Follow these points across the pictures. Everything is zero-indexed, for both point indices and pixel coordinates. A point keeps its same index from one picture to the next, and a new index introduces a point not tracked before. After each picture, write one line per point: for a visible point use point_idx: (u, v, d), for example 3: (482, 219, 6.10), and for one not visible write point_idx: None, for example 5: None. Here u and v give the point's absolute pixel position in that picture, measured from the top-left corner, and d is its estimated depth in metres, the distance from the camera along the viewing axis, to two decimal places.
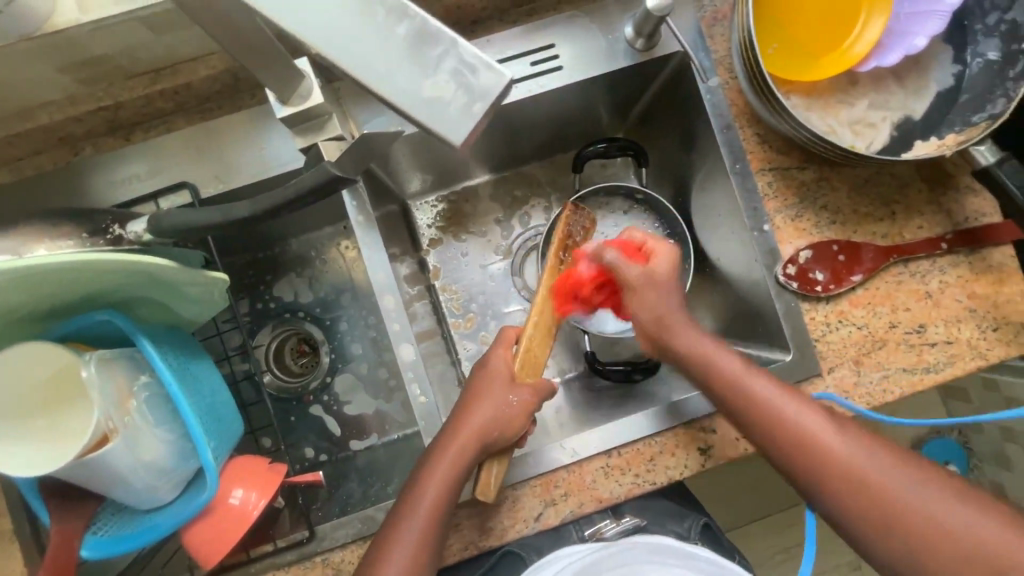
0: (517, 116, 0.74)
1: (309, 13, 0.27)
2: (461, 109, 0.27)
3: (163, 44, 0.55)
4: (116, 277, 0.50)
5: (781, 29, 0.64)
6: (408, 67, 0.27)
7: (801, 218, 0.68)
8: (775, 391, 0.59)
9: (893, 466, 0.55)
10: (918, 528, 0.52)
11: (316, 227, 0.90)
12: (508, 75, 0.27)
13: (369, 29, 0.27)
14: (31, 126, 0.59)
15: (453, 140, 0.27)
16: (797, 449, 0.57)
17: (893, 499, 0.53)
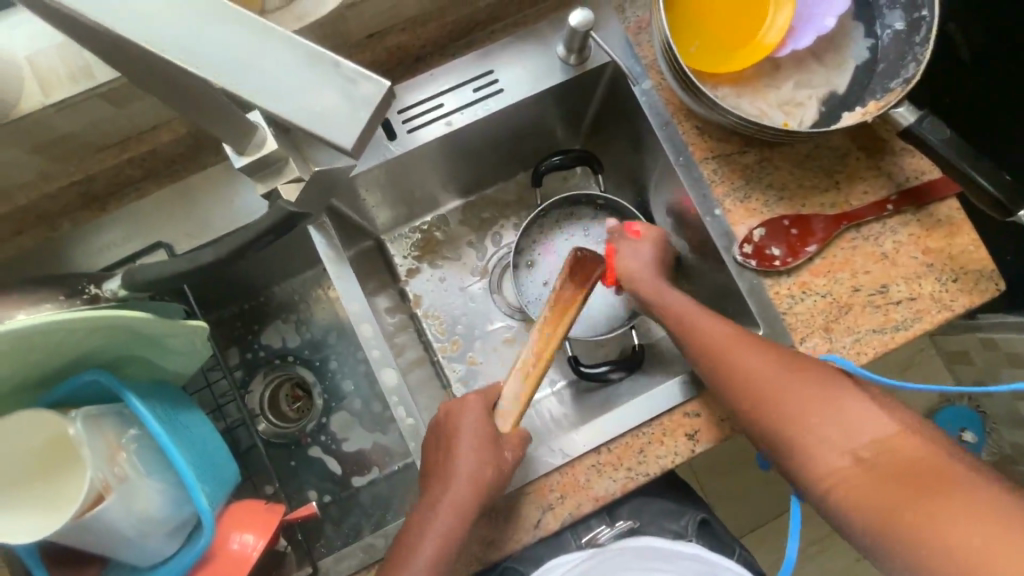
0: (471, 141, 0.78)
1: (204, 47, 0.30)
2: (349, 118, 0.30)
3: (124, 116, 0.59)
4: (100, 335, 0.52)
5: (703, 24, 0.69)
6: (295, 85, 0.30)
7: (750, 199, 0.71)
8: (713, 323, 0.64)
9: (804, 375, 0.58)
10: (824, 437, 0.56)
11: (298, 272, 0.93)
12: (387, 82, 0.31)
13: (260, 57, 0.30)
14: (9, 208, 0.62)
15: (345, 145, 0.31)
16: (717, 364, 0.62)
17: (798, 409, 0.57)
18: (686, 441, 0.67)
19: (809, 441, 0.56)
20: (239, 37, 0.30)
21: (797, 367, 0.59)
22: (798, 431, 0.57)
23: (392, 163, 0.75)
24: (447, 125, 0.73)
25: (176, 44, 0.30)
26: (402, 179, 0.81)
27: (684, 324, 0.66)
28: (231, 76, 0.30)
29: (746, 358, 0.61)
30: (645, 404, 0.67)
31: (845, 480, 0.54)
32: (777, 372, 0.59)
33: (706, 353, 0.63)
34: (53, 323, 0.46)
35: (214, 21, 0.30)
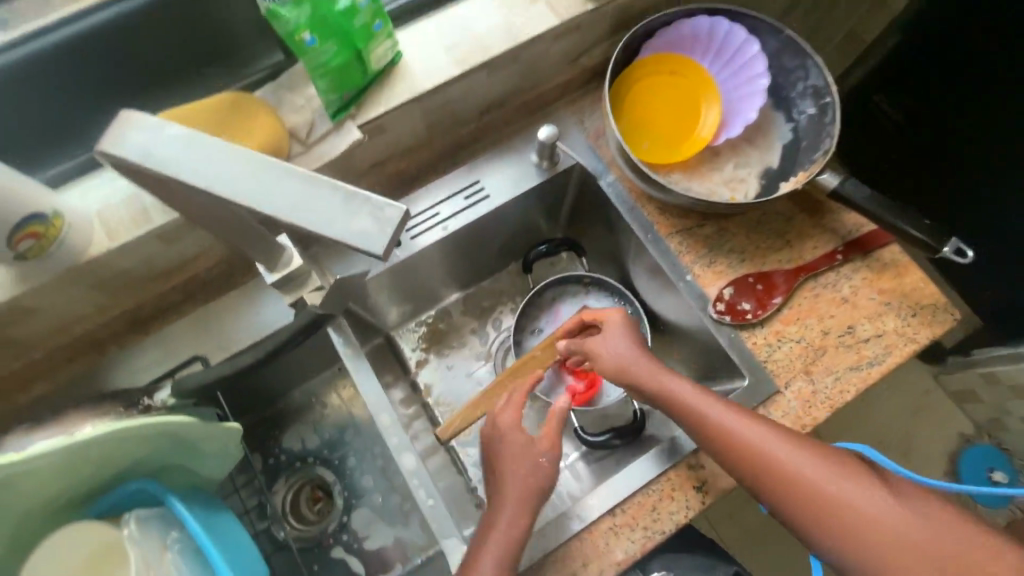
0: (466, 240, 0.89)
1: (266, 190, 0.37)
2: (378, 232, 0.37)
3: (170, 252, 0.69)
4: (150, 442, 0.58)
5: (651, 127, 0.82)
6: (333, 213, 0.37)
7: (715, 263, 0.80)
8: (756, 432, 0.62)
9: (862, 487, 0.58)
10: (896, 555, 0.55)
11: (314, 374, 0.99)
12: (404, 206, 0.38)
13: (308, 195, 0.37)
14: (66, 339, 0.70)
15: (376, 251, 0.36)
16: (771, 479, 0.60)
17: (866, 529, 0.57)
18: (695, 494, 0.70)
19: (883, 560, 0.55)
20: (291, 182, 0.37)
21: (851, 482, 0.59)
22: (863, 552, 0.56)
23: (399, 266, 0.84)
24: (444, 229, 0.84)
25: (244, 189, 0.37)
26: (408, 279, 0.90)
27: (720, 430, 0.63)
28: (289, 214, 0.37)
29: (803, 471, 0.59)
30: (652, 462, 0.70)
31: None
32: (833, 487, 0.58)
33: (756, 467, 0.61)
34: (112, 431, 0.53)
35: (271, 174, 0.37)
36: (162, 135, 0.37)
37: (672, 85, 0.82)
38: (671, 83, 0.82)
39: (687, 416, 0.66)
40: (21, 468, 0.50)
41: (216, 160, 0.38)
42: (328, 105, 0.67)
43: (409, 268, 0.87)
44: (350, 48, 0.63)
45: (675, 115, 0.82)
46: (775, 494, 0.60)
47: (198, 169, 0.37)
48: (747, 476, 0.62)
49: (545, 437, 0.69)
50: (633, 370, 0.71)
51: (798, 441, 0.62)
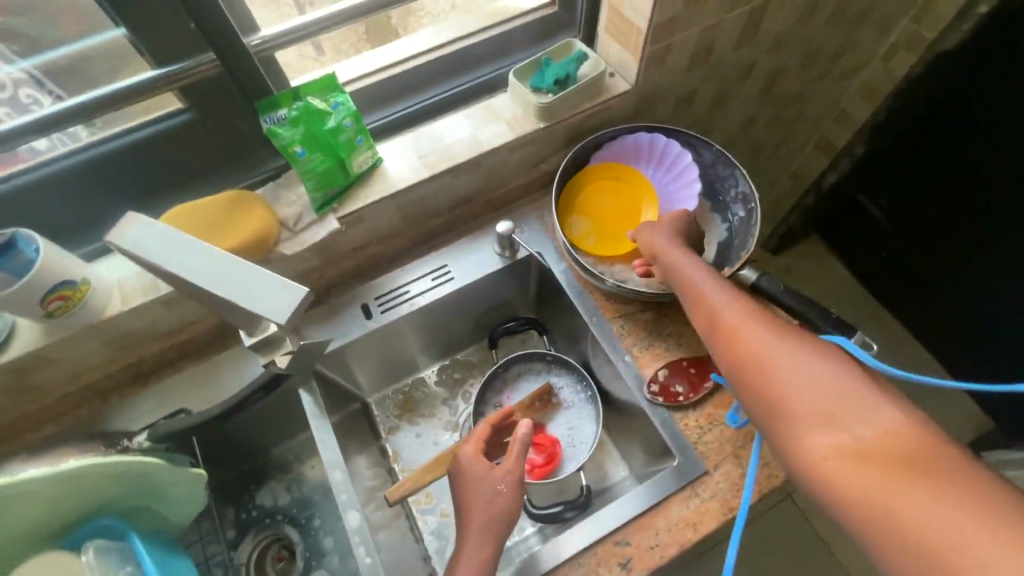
0: (436, 317, 1.00)
1: (208, 269, 0.47)
2: (285, 305, 0.47)
3: (173, 316, 0.81)
4: (121, 481, 0.68)
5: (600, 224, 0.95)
6: (258, 290, 0.47)
7: (654, 345, 0.87)
8: (724, 296, 0.67)
9: (809, 357, 0.57)
10: (806, 413, 0.54)
11: (294, 433, 1.07)
12: (307, 288, 0.48)
13: (241, 276, 0.48)
14: (76, 386, 0.82)
15: (280, 320, 0.46)
16: (720, 327, 0.64)
17: (785, 384, 0.56)
18: (619, 570, 0.72)
19: (794, 415, 0.55)
20: (230, 265, 0.48)
21: (794, 350, 0.58)
22: (783, 415, 0.55)
23: (373, 337, 0.95)
24: (413, 305, 0.95)
25: (192, 268, 0.47)
26: (383, 349, 1.00)
27: (694, 291, 0.70)
28: (224, 290, 0.47)
29: (752, 329, 0.62)
30: (579, 534, 0.74)
31: (824, 455, 0.51)
32: (773, 348, 0.59)
33: (711, 320, 0.66)
34: (89, 465, 0.63)
35: (216, 259, 0.48)
36: (148, 228, 0.48)
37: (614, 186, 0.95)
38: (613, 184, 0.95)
39: (675, 278, 0.74)
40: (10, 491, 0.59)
41: (178, 247, 0.48)
42: (313, 201, 0.81)
43: (382, 339, 0.97)
44: (335, 156, 0.79)
45: (621, 212, 0.94)
46: (718, 342, 0.64)
47: (163, 251, 0.47)
48: (704, 330, 0.67)
49: (504, 463, 0.74)
50: (651, 241, 0.79)
51: (764, 311, 0.64)
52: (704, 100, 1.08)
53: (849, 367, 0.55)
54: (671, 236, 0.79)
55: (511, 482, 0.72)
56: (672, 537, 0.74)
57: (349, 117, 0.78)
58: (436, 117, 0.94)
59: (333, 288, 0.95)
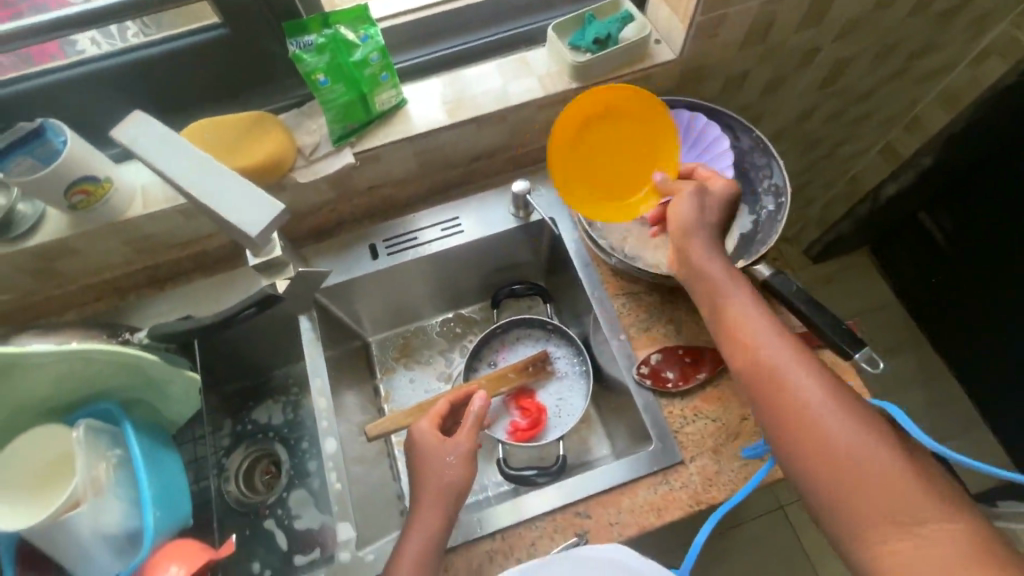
0: (442, 269, 1.00)
1: (198, 177, 0.49)
2: (260, 220, 0.48)
3: (188, 228, 0.84)
4: (120, 372, 0.72)
5: (629, 173, 0.84)
6: (240, 202, 0.49)
7: (652, 329, 0.85)
8: (778, 346, 0.64)
9: (866, 430, 0.57)
10: (862, 488, 0.55)
11: (296, 360, 1.12)
12: (282, 205, 0.49)
13: (226, 187, 0.49)
14: (97, 280, 0.87)
15: (252, 233, 0.48)
16: (771, 381, 0.62)
17: (841, 454, 0.57)
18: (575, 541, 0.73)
19: (848, 487, 0.56)
20: (219, 175, 0.50)
21: (849, 418, 0.58)
22: (837, 484, 0.56)
23: (377, 279, 0.96)
24: (420, 251, 0.95)
25: (184, 173, 0.49)
26: (387, 292, 1.01)
27: (741, 329, 0.66)
28: (209, 197, 0.49)
29: (810, 390, 0.60)
30: (541, 499, 0.74)
31: (878, 531, 0.54)
32: (829, 413, 0.59)
33: (762, 371, 0.63)
34: (92, 351, 0.68)
35: (209, 167, 0.50)
36: (150, 128, 0.51)
37: (580, 152, 0.82)
38: (585, 140, 0.82)
39: (717, 308, 0.69)
40: (20, 361, 0.65)
41: (174, 150, 0.50)
42: (331, 132, 0.81)
43: (386, 282, 0.98)
44: (357, 90, 0.78)
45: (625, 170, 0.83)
46: (767, 394, 0.62)
47: (161, 152, 0.50)
48: (750, 377, 0.64)
49: (456, 436, 0.74)
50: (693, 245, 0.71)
51: (817, 367, 0.62)
52: (756, 83, 1.00)
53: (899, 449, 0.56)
54: (712, 239, 0.73)
55: (461, 452, 0.73)
56: (634, 518, 0.74)
57: (375, 52, 0.78)
58: (468, 65, 0.91)
59: (344, 224, 0.96)
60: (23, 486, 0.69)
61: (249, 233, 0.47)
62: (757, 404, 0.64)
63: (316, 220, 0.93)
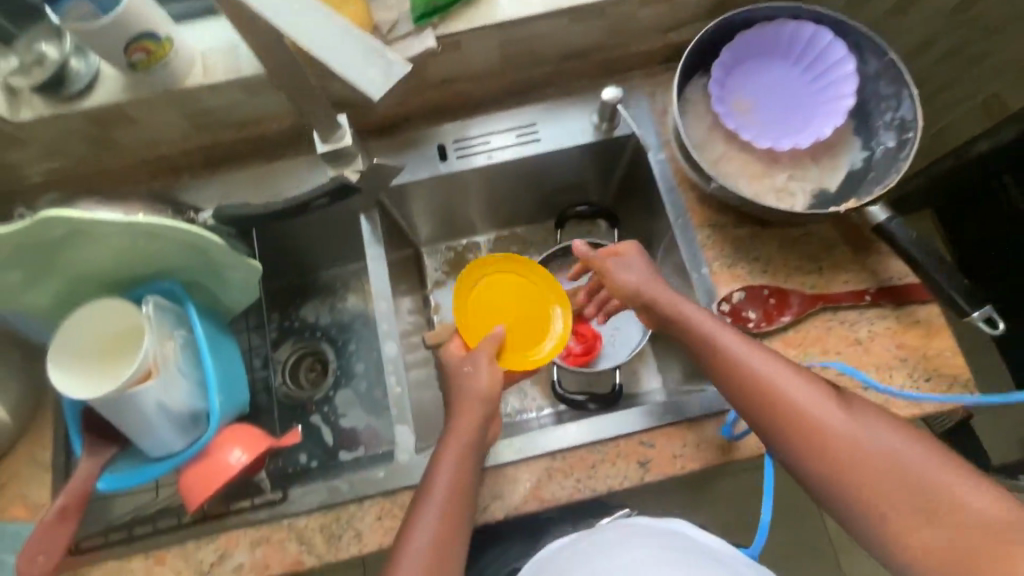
0: (509, 180, 0.93)
1: (304, 25, 0.48)
2: (382, 83, 0.50)
3: (249, 105, 0.78)
4: (184, 251, 0.69)
5: (534, 312, 0.82)
6: (356, 61, 0.49)
7: (736, 265, 0.79)
8: (757, 356, 0.63)
9: (864, 420, 0.57)
10: (882, 482, 0.54)
11: (345, 262, 1.08)
12: (408, 64, 0.51)
13: (338, 41, 0.49)
14: (151, 155, 0.82)
15: (373, 95, 0.49)
16: (761, 395, 0.61)
17: (850, 452, 0.56)
18: (636, 468, 0.72)
19: (868, 485, 0.54)
20: (326, 26, 0.49)
21: (845, 413, 0.58)
22: (854, 484, 0.55)
23: (440, 183, 0.89)
24: (489, 157, 0.88)
25: (284, 16, 0.47)
26: (447, 200, 0.95)
27: (718, 346, 0.65)
28: (320, 49, 0.48)
29: (801, 395, 0.59)
30: (605, 424, 0.73)
31: (910, 523, 0.52)
32: (825, 413, 0.58)
33: (748, 388, 0.61)
34: (160, 224, 0.63)
35: (310, 12, 0.49)
36: None
37: (474, 330, 0.80)
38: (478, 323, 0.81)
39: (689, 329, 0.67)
40: (87, 229, 0.61)
41: None
42: (413, 8, 0.72)
43: (448, 188, 0.91)
44: None
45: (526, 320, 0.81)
46: (760, 409, 0.61)
47: None
48: (738, 396, 0.62)
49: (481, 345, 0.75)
50: (647, 288, 0.72)
51: (797, 370, 0.62)
52: None
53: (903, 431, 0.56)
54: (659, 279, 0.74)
55: (481, 364, 0.73)
56: (698, 453, 0.72)
57: None
58: None
59: (410, 120, 0.89)
60: (86, 355, 0.68)
61: (371, 95, 0.49)
62: (752, 420, 0.62)
63: (381, 111, 0.86)
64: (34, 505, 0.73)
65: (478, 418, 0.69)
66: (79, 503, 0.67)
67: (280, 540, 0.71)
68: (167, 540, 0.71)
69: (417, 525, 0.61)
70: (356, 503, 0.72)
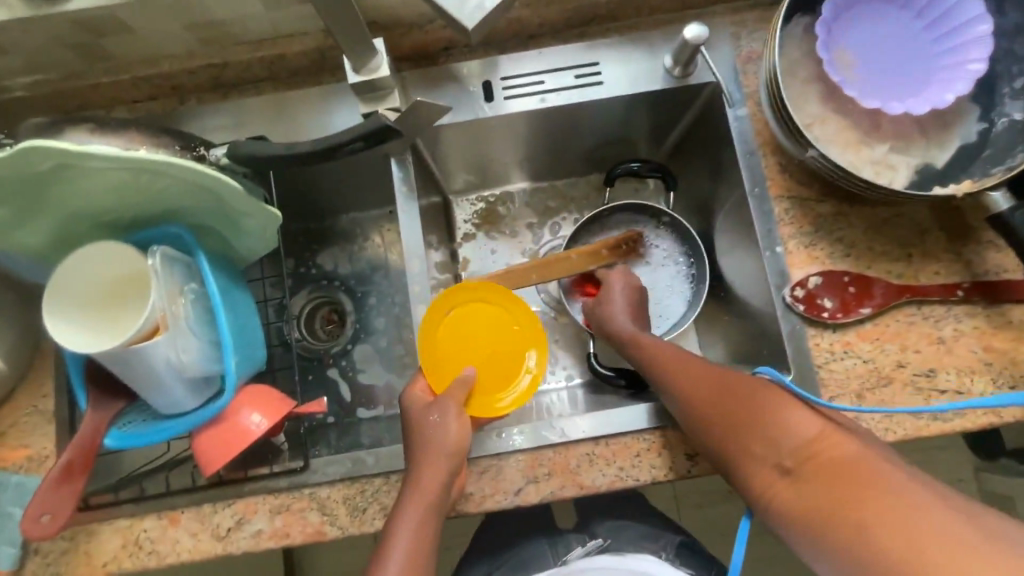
0: (556, 127, 0.82)
1: None
2: (475, 11, 0.56)
3: (267, 19, 0.66)
4: (195, 194, 0.60)
5: (505, 352, 0.70)
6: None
7: (815, 246, 0.70)
8: (657, 344, 0.66)
9: (739, 391, 0.56)
10: (754, 449, 0.52)
11: (365, 207, 0.99)
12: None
13: None
14: (153, 72, 0.71)
15: (467, 26, 0.56)
16: (658, 377, 0.64)
17: (725, 425, 0.56)
18: (685, 460, 0.67)
19: (742, 456, 0.53)
20: None
21: (722, 386, 0.58)
22: (734, 456, 0.54)
23: (480, 127, 0.79)
24: (541, 101, 0.76)
25: None
26: (484, 146, 0.84)
27: (631, 340, 0.69)
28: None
29: (688, 375, 0.61)
30: (655, 411, 0.68)
31: (782, 490, 0.49)
32: (703, 388, 0.59)
33: (649, 373, 0.65)
34: (166, 163, 0.54)
35: None
36: None
37: (441, 371, 0.68)
38: (446, 358, 0.68)
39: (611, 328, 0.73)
40: (79, 163, 0.51)
41: None
42: None
43: (487, 132, 0.80)
44: None
45: (500, 356, 0.70)
46: (659, 392, 0.64)
47: None
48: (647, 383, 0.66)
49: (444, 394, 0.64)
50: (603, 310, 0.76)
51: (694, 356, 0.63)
52: None
53: (780, 400, 0.53)
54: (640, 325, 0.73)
55: (450, 414, 0.62)
56: None
57: None
58: None
59: (452, 51, 0.77)
60: (84, 307, 0.60)
61: (466, 26, 0.56)
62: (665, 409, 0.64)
63: (420, 37, 0.75)
64: (39, 455, 0.68)
65: (465, 433, 0.61)
66: (88, 461, 0.63)
67: (302, 510, 0.67)
68: (179, 502, 0.67)
69: (387, 561, 0.55)
70: (383, 476, 0.67)
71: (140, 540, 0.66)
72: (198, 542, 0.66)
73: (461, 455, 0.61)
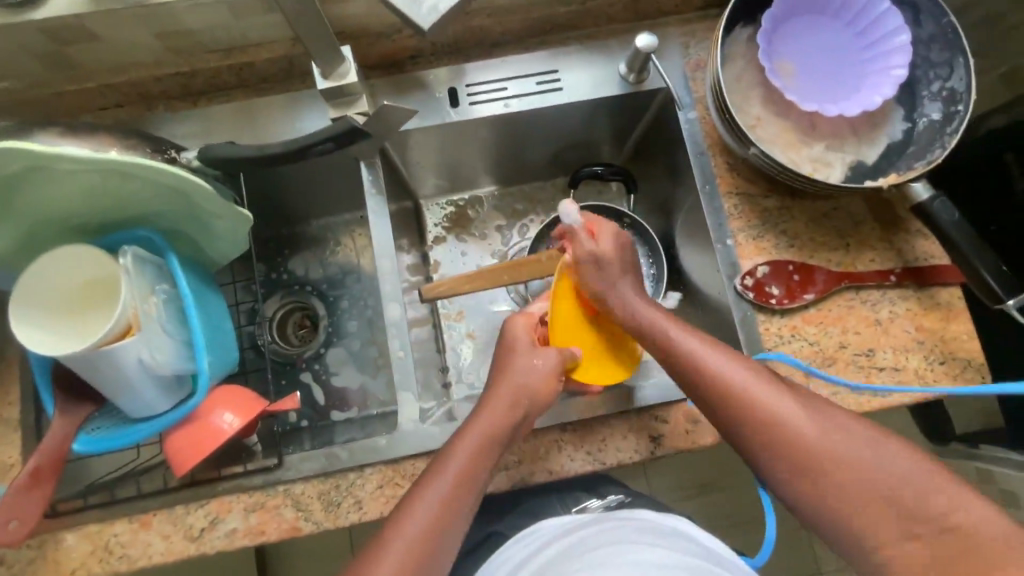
0: (521, 131, 0.86)
1: None
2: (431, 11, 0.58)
3: (236, 28, 0.68)
4: (166, 196, 0.61)
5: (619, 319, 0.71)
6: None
7: (762, 238, 0.75)
8: (753, 383, 0.58)
9: (852, 442, 0.55)
10: (870, 508, 0.53)
11: (336, 212, 1.00)
12: None
13: None
14: (121, 79, 0.72)
15: (423, 25, 0.58)
16: (764, 428, 0.56)
17: (845, 482, 0.54)
18: (648, 442, 0.70)
19: (855, 511, 0.54)
20: None
21: (833, 434, 0.55)
22: (846, 511, 0.54)
23: (448, 131, 0.82)
24: (505, 106, 0.80)
25: None
26: (452, 150, 0.87)
27: (715, 378, 0.58)
28: None
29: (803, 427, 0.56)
30: (619, 399, 0.71)
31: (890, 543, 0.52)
32: (822, 440, 0.55)
33: (751, 422, 0.57)
34: (138, 165, 0.55)
35: None
36: None
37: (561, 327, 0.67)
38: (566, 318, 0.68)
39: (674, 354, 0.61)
40: (49, 165, 0.52)
41: None
42: None
43: (454, 136, 0.83)
44: None
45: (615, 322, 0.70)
46: (758, 442, 0.57)
47: None
48: (738, 429, 0.58)
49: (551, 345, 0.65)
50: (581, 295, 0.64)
51: (789, 390, 0.58)
52: None
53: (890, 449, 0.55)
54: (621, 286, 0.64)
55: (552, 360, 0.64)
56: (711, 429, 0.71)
57: None
58: None
59: (418, 59, 0.81)
60: (51, 310, 0.60)
61: (422, 26, 0.58)
62: (755, 454, 0.58)
63: (387, 46, 0.78)
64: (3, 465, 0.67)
65: (482, 432, 0.60)
66: (55, 467, 0.62)
67: (277, 507, 0.67)
68: (151, 505, 0.67)
69: (407, 525, 0.55)
70: (357, 470, 0.69)
71: (110, 545, 0.66)
72: (171, 544, 0.66)
73: (533, 403, 0.62)
